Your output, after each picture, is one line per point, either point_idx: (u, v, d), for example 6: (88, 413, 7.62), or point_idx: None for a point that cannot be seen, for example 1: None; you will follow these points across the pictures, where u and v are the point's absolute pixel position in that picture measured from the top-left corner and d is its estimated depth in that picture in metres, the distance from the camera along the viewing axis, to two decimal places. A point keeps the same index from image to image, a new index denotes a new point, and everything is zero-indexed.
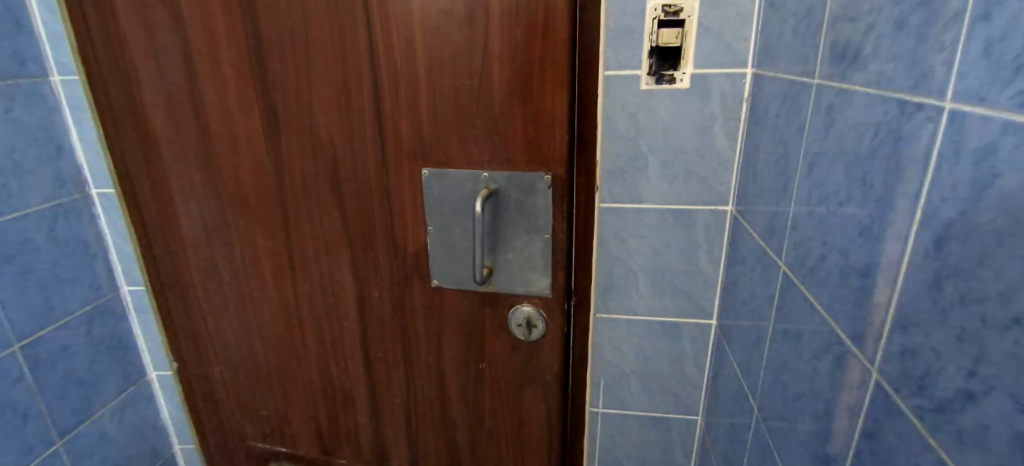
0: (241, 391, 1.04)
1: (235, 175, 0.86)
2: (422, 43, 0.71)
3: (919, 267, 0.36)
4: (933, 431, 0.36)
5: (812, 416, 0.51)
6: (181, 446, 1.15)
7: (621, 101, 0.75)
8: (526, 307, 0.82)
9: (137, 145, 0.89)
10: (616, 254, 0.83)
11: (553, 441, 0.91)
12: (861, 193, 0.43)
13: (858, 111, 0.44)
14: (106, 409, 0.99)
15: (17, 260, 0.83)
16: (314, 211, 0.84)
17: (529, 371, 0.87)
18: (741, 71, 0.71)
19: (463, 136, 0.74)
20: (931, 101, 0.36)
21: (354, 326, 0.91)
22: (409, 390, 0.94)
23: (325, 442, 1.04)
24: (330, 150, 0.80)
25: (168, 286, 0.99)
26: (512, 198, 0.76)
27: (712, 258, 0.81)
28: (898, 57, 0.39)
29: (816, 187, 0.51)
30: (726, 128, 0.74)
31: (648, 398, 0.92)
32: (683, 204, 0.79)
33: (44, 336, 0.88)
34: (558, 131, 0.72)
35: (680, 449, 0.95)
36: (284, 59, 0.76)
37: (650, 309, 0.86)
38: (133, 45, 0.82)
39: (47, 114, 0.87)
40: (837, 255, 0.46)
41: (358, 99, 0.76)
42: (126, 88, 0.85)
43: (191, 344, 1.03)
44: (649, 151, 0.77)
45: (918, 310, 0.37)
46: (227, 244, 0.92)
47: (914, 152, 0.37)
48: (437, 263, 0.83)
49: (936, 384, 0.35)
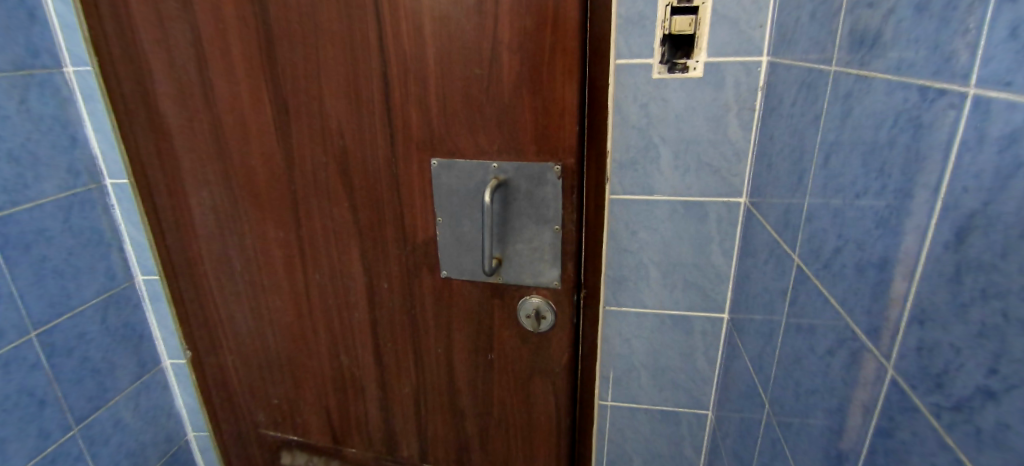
0: (253, 379, 1.05)
1: (246, 165, 0.86)
2: (432, 34, 0.70)
3: (939, 261, 0.35)
4: (950, 430, 0.35)
5: (825, 412, 0.50)
6: (195, 433, 1.16)
7: (633, 90, 0.73)
8: (535, 298, 0.81)
9: (150, 134, 0.89)
10: (627, 246, 0.82)
11: (562, 434, 0.91)
12: (878, 184, 0.42)
13: (876, 99, 0.43)
14: (122, 395, 1.00)
15: (33, 248, 0.84)
16: (325, 202, 0.84)
17: (538, 363, 0.86)
18: (756, 59, 0.69)
19: (473, 127, 0.74)
20: (953, 87, 0.34)
21: (363, 317, 0.91)
22: (418, 380, 0.94)
23: (336, 432, 1.05)
24: (340, 141, 0.80)
25: (182, 275, 1.00)
26: (521, 188, 0.75)
27: (724, 250, 0.80)
28: (920, 41, 0.37)
29: (831, 177, 0.49)
30: (740, 117, 0.72)
31: (658, 392, 0.91)
32: (696, 196, 0.77)
33: (60, 324, 0.89)
34: (568, 122, 0.71)
35: (690, 443, 0.94)
36: (294, 49, 0.76)
37: (660, 302, 0.85)
38: (145, 34, 0.82)
39: (61, 104, 0.88)
40: (853, 247, 0.45)
41: (366, 89, 0.75)
42: (138, 78, 0.86)
43: (204, 333, 1.04)
44: (661, 142, 0.75)
45: (936, 305, 0.35)
46: (238, 233, 0.92)
47: (935, 141, 0.36)
48: (446, 254, 0.83)
49: (954, 381, 0.34)
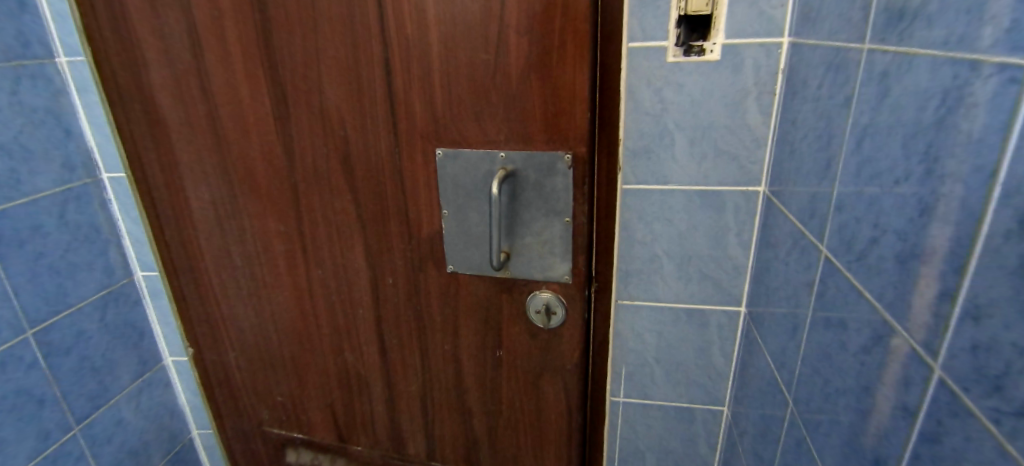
0: (256, 376, 1.03)
1: (245, 157, 0.83)
2: (435, 17, 0.67)
3: (999, 253, 0.32)
4: (1012, 437, 0.32)
5: (858, 413, 0.47)
6: (199, 431, 1.14)
7: (646, 74, 0.70)
8: (544, 293, 0.78)
9: (146, 126, 0.87)
10: (640, 237, 0.79)
11: (573, 432, 0.89)
12: (922, 169, 0.39)
13: (919, 77, 0.39)
14: (122, 394, 0.98)
15: (28, 246, 0.82)
16: (326, 195, 0.82)
17: (549, 359, 0.84)
18: (776, 40, 0.66)
19: (479, 115, 0.71)
20: (1014, 60, 0.31)
21: (368, 313, 0.89)
22: (424, 377, 0.91)
23: (341, 429, 1.03)
24: (340, 131, 0.77)
25: (182, 271, 0.97)
26: (531, 179, 0.72)
27: (742, 241, 0.76)
28: (972, 12, 0.34)
29: (864, 163, 0.46)
30: (760, 102, 0.69)
31: (672, 388, 0.88)
32: (712, 185, 0.74)
33: (57, 323, 0.87)
34: (579, 109, 0.67)
35: (704, 440, 0.92)
36: (292, 35, 0.73)
37: (674, 296, 0.82)
38: (138, 22, 0.80)
39: (54, 96, 0.85)
40: (892, 238, 0.42)
41: (367, 77, 0.72)
42: (133, 68, 0.83)
43: (206, 329, 1.02)
44: (675, 128, 0.72)
45: (994, 301, 0.33)
46: (238, 228, 0.90)
47: (991, 122, 0.33)
48: (452, 248, 0.80)
49: (1017, 385, 0.31)
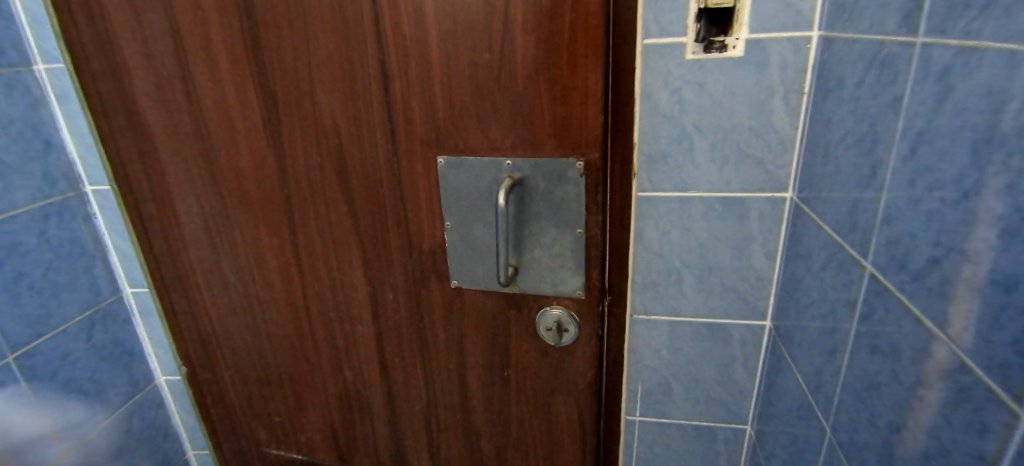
0: (253, 396, 0.98)
1: (235, 167, 0.78)
2: (434, 15, 0.62)
3: None
4: None
5: (915, 452, 0.42)
6: (195, 452, 1.10)
7: (662, 73, 0.64)
8: (555, 309, 0.73)
9: (130, 135, 0.82)
10: (656, 248, 0.74)
11: (587, 453, 0.83)
12: (1000, 181, 0.33)
13: (994, 74, 0.34)
14: (112, 418, 0.94)
15: (6, 265, 0.77)
16: (321, 206, 0.77)
17: (560, 378, 0.78)
18: (804, 34, 0.60)
19: (483, 120, 0.65)
20: None
21: (367, 330, 0.84)
22: (428, 397, 0.86)
23: (342, 450, 0.98)
24: (335, 138, 0.72)
25: (172, 287, 0.93)
26: (539, 188, 0.67)
27: (766, 251, 0.71)
28: None
29: (920, 172, 0.41)
30: (786, 102, 0.63)
31: (691, 406, 0.83)
32: (734, 191, 0.69)
33: (40, 345, 0.82)
34: (592, 112, 0.62)
35: (725, 460, 0.86)
36: (281, 37, 0.68)
37: (694, 309, 0.77)
38: (118, 25, 0.74)
39: (33, 106, 0.80)
40: (958, 258, 0.37)
41: (362, 81, 0.67)
42: (114, 74, 0.78)
43: (199, 347, 0.97)
44: (694, 132, 0.66)
45: None
46: (230, 242, 0.85)
47: None
48: (455, 262, 0.75)
49: None
